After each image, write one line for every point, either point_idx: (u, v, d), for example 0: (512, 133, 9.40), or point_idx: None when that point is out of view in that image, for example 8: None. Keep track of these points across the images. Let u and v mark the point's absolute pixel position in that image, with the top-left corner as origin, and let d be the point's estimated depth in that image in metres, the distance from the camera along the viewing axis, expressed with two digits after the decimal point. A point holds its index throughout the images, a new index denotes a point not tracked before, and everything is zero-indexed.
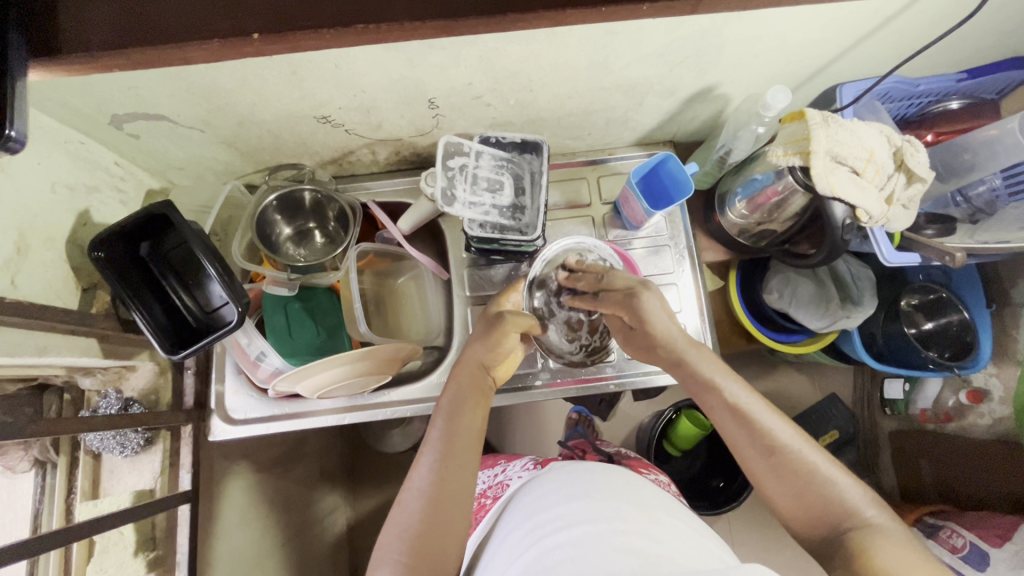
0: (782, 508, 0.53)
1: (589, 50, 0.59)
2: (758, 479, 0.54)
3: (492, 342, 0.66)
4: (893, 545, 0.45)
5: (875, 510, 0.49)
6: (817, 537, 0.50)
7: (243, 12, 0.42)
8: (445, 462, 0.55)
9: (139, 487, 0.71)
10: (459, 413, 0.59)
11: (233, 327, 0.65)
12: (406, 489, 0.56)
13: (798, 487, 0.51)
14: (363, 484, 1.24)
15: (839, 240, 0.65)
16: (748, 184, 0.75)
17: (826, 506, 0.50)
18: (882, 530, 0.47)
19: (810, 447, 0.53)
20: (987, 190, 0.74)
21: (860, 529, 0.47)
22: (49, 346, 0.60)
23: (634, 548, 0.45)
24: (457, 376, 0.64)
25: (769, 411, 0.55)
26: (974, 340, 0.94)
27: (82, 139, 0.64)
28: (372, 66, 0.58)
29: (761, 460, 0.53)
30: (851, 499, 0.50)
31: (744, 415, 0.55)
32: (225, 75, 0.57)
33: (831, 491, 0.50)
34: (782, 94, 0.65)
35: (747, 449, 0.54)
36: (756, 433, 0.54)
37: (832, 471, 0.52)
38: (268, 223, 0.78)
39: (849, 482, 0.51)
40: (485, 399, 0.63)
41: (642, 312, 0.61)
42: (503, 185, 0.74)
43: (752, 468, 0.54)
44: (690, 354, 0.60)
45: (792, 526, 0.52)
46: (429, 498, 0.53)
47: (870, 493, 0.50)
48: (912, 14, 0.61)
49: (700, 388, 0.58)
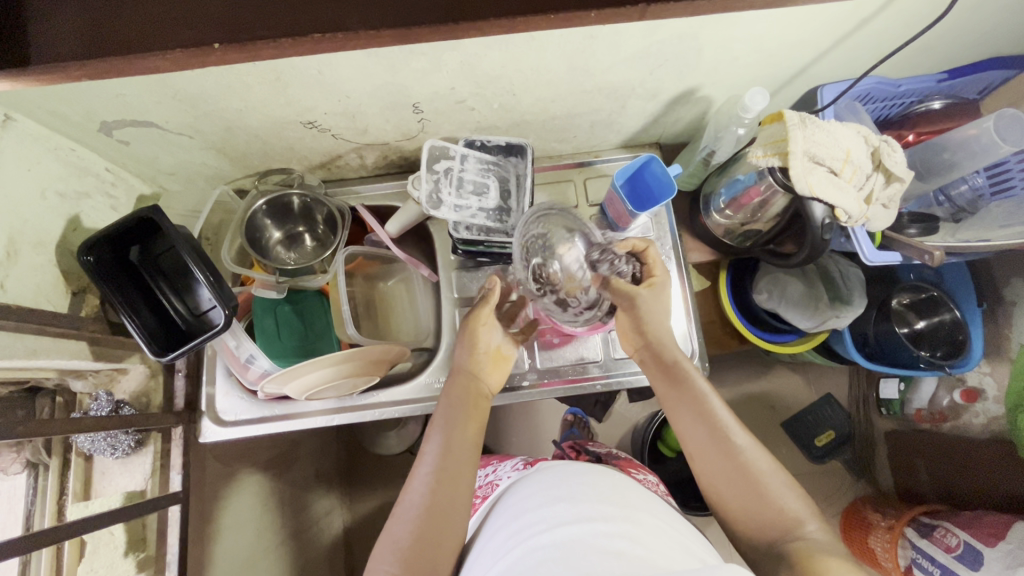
0: (734, 513, 0.56)
1: (568, 54, 0.60)
2: (714, 484, 0.57)
3: (470, 345, 0.71)
4: (831, 555, 0.48)
5: (816, 524, 0.52)
6: (762, 545, 0.53)
7: (204, 25, 0.43)
8: (439, 479, 0.57)
9: (129, 488, 0.73)
10: (454, 425, 0.62)
11: (220, 330, 0.66)
12: (401, 501, 0.57)
13: (747, 494, 0.55)
14: (360, 485, 1.25)
15: (819, 241, 0.66)
16: (731, 185, 0.76)
17: (774, 514, 0.53)
18: (822, 543, 0.50)
19: (767, 460, 0.56)
20: (969, 189, 0.76)
21: (799, 541, 0.51)
22: (38, 348, 0.61)
23: (616, 550, 0.45)
24: (453, 384, 0.68)
25: (733, 420, 0.59)
26: (966, 338, 0.93)
27: (72, 145, 0.66)
28: (355, 72, 0.59)
29: (720, 464, 0.57)
30: (798, 511, 0.53)
31: (710, 416, 0.59)
32: (208, 82, 0.58)
33: (778, 504, 0.54)
34: (760, 96, 0.66)
35: (708, 454, 0.58)
36: (719, 437, 0.57)
37: (783, 484, 0.55)
38: (257, 228, 0.79)
39: (796, 497, 0.54)
40: (475, 409, 0.65)
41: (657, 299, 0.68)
42: (489, 188, 0.75)
43: (710, 473, 0.58)
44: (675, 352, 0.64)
45: (740, 532, 0.55)
46: (423, 509, 0.55)
47: (813, 509, 0.54)
48: (888, 16, 0.62)
49: (673, 391, 0.62)
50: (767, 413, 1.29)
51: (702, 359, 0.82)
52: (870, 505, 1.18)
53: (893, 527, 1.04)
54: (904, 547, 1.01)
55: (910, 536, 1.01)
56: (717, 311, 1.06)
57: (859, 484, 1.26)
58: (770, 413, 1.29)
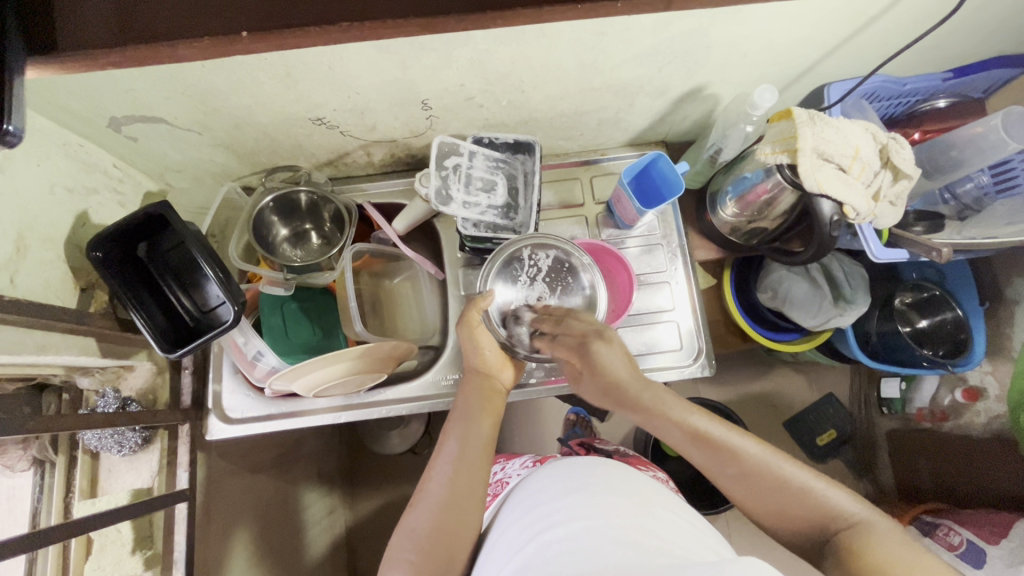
0: (777, 524, 0.55)
1: (579, 50, 0.60)
2: (750, 504, 0.57)
3: (475, 349, 0.70)
4: (878, 538, 0.48)
5: (856, 504, 0.52)
6: (816, 544, 0.53)
7: (231, 14, 0.43)
8: (459, 468, 0.59)
9: (137, 485, 0.72)
10: (470, 421, 0.63)
11: (227, 326, 0.65)
12: (422, 489, 0.59)
13: (783, 501, 0.54)
14: (363, 485, 1.25)
15: (827, 237, 0.66)
16: (738, 183, 0.77)
17: (814, 514, 0.53)
18: (869, 526, 0.50)
19: (784, 458, 0.56)
20: (974, 187, 0.77)
21: (847, 531, 0.50)
22: (47, 344, 0.61)
23: (633, 541, 0.45)
24: (466, 385, 0.69)
25: (733, 431, 0.58)
26: (968, 338, 0.94)
27: (81, 141, 0.65)
28: (365, 67, 0.59)
29: (739, 481, 0.56)
30: (833, 499, 0.53)
31: (707, 442, 0.58)
32: (221, 78, 0.58)
33: (814, 499, 0.53)
34: (769, 93, 0.66)
35: (727, 474, 0.57)
36: (726, 458, 0.57)
37: (807, 476, 0.55)
38: (264, 225, 0.80)
39: (825, 484, 0.54)
40: (490, 404, 0.67)
41: (598, 360, 0.65)
42: (497, 185, 0.75)
43: (731, 489, 0.57)
44: (644, 395, 0.63)
45: (791, 537, 0.55)
46: (442, 499, 0.56)
47: (845, 489, 0.54)
48: (895, 15, 0.62)
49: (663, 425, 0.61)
50: (769, 412, 1.30)
51: (709, 356, 0.82)
52: None
53: None
54: None
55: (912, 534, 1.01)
56: (721, 310, 1.06)
57: (861, 483, 1.26)
58: (772, 412, 1.29)
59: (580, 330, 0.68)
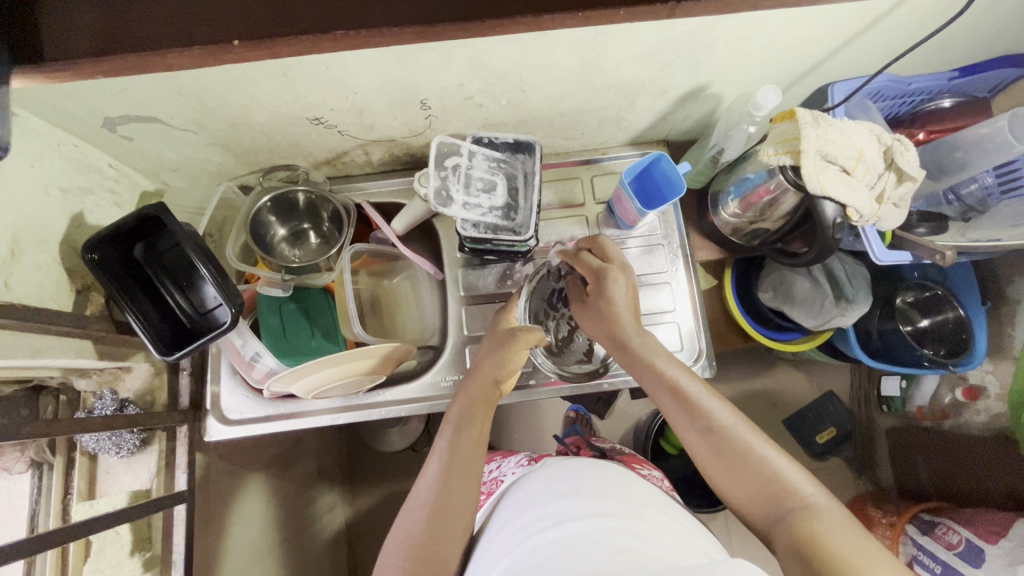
0: (733, 495, 0.55)
1: (580, 51, 0.60)
2: (710, 471, 0.56)
3: (502, 360, 0.68)
4: (830, 523, 0.48)
5: (814, 488, 0.51)
6: (766, 519, 0.52)
7: (223, 22, 0.42)
8: (450, 469, 0.58)
9: (135, 488, 0.72)
10: (466, 427, 0.61)
11: (226, 329, 0.65)
12: (414, 494, 0.58)
13: (743, 472, 0.54)
14: (363, 481, 1.25)
15: (831, 240, 0.67)
16: (740, 184, 0.76)
17: (769, 487, 0.52)
18: (822, 513, 0.49)
19: (753, 431, 0.55)
20: (978, 188, 0.76)
21: (800, 509, 0.50)
22: (43, 348, 0.60)
23: (623, 547, 0.45)
24: (467, 386, 0.67)
25: (709, 394, 0.58)
26: (969, 338, 0.92)
27: (75, 141, 0.65)
28: (363, 67, 0.58)
29: (704, 444, 0.56)
30: (792, 479, 0.52)
31: (682, 394, 0.58)
32: (216, 78, 0.57)
33: (772, 475, 0.52)
34: (773, 94, 0.65)
35: (692, 434, 0.57)
36: (697, 416, 0.57)
37: (771, 452, 0.54)
38: (262, 225, 0.79)
39: (788, 463, 0.53)
40: (488, 413, 0.65)
41: (608, 288, 0.65)
42: (497, 185, 0.73)
43: (694, 450, 0.57)
44: (634, 341, 0.63)
45: (741, 510, 0.54)
46: (432, 506, 0.55)
47: (805, 471, 0.53)
48: (901, 14, 0.61)
49: (640, 369, 0.62)
50: (769, 410, 1.30)
51: (709, 357, 0.82)
52: (870, 503, 1.18)
53: (895, 523, 1.05)
54: (905, 544, 1.01)
55: (912, 533, 1.01)
56: (721, 309, 1.05)
57: (860, 481, 1.26)
58: (771, 410, 1.29)
59: (607, 255, 0.68)
